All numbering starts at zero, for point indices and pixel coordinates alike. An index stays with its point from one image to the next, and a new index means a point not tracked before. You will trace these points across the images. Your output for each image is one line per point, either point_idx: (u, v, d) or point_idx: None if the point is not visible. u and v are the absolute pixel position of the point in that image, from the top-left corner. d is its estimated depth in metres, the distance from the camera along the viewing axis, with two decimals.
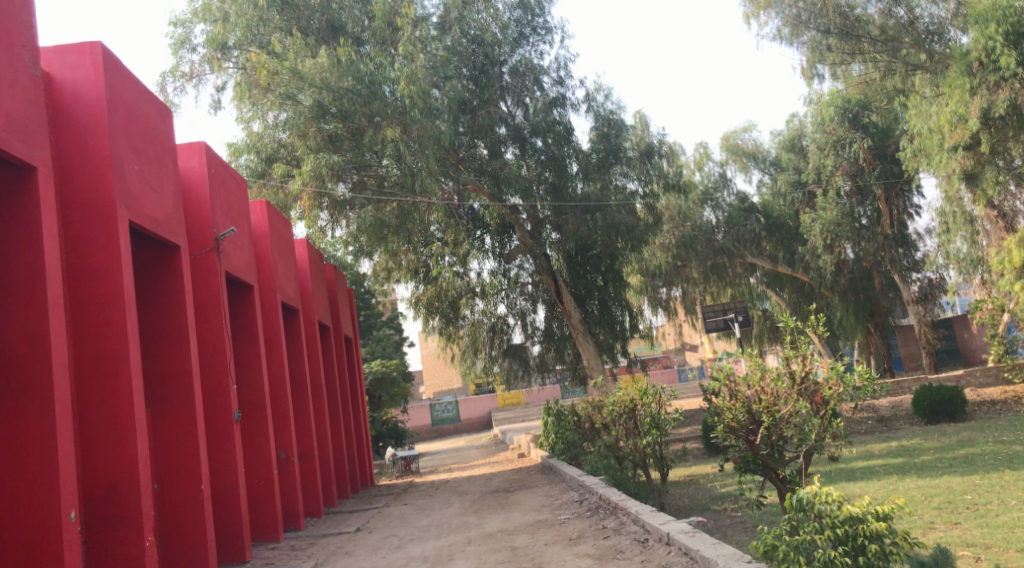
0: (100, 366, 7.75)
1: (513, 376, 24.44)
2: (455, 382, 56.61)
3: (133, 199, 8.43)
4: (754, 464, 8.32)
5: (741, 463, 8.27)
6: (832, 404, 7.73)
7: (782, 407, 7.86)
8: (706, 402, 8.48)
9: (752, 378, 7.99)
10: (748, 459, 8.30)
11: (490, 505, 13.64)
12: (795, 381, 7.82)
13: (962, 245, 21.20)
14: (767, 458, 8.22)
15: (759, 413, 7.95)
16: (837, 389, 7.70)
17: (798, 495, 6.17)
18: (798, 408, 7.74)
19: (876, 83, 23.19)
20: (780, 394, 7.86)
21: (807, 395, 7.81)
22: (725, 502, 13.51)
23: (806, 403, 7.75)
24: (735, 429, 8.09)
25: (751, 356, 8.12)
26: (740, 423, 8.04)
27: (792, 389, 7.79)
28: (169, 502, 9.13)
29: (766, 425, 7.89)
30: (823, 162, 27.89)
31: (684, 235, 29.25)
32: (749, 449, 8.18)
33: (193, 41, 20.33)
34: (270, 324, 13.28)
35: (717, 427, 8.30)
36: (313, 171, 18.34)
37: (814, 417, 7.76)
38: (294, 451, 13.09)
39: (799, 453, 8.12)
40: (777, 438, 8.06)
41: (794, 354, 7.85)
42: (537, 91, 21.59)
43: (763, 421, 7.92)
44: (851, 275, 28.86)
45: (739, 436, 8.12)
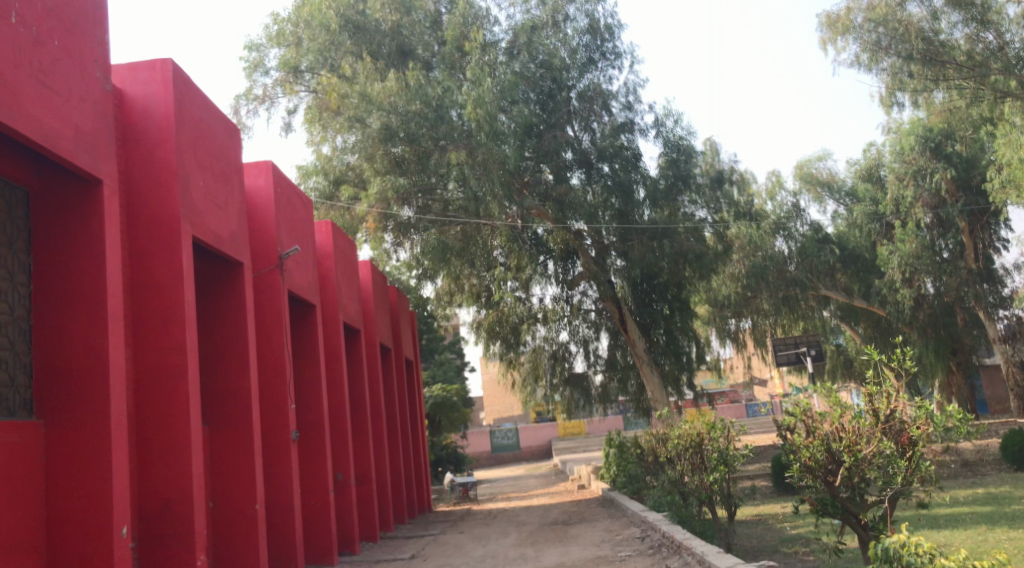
0: (158, 381, 7.65)
1: (574, 405, 24.10)
2: (516, 409, 56.18)
3: (197, 214, 8.37)
4: (830, 507, 7.79)
5: (817, 505, 7.82)
6: (919, 446, 7.20)
7: (864, 446, 7.37)
8: (779, 438, 7.99)
9: (833, 414, 7.50)
10: (824, 500, 7.78)
11: (548, 537, 13.23)
12: (878, 420, 7.32)
13: None
14: (847, 501, 7.73)
15: (839, 453, 7.47)
16: (926, 429, 7.07)
17: (884, 543, 5.66)
18: (881, 448, 7.23)
19: (961, 112, 22.34)
20: (860, 432, 7.37)
21: (893, 434, 7.29)
22: (796, 546, 12.90)
23: (890, 443, 7.23)
24: (814, 470, 7.59)
25: (828, 390, 7.65)
26: (818, 463, 7.55)
27: (876, 427, 7.30)
28: (224, 521, 8.98)
29: (846, 466, 7.42)
30: (902, 193, 26.68)
31: (755, 264, 28.09)
32: (827, 490, 7.67)
33: (266, 65, 20.64)
34: (331, 345, 13.20)
35: (792, 465, 7.80)
36: (379, 194, 18.92)
37: (899, 459, 7.23)
38: (351, 473, 12.92)
39: (883, 497, 7.59)
40: (858, 481, 7.59)
41: (877, 390, 7.40)
42: (604, 116, 21.28)
43: (843, 461, 7.45)
44: (931, 311, 27.75)
45: (817, 477, 7.61)
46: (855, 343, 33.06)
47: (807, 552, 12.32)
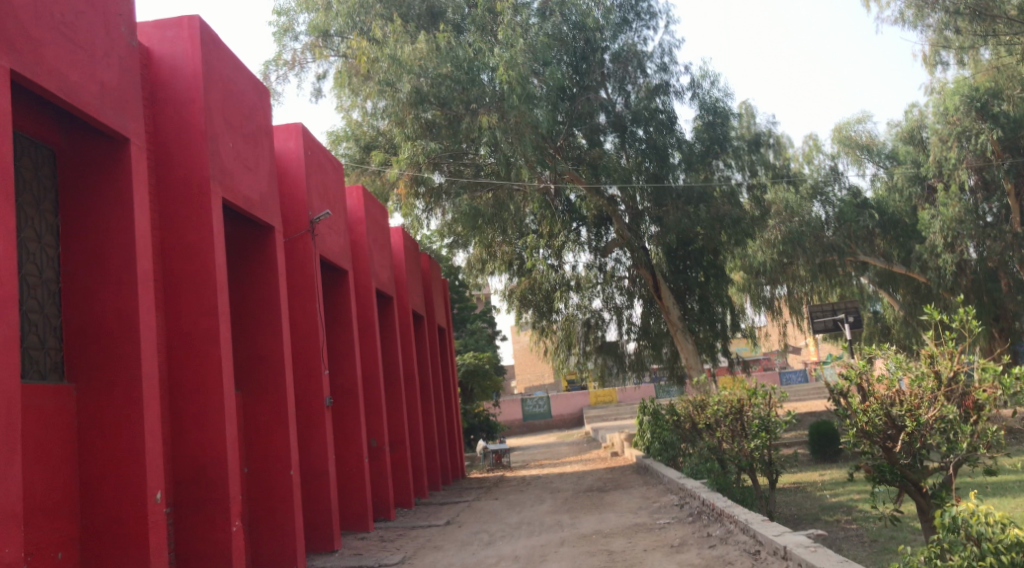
0: (190, 345, 7.52)
1: (608, 373, 23.71)
2: (547, 377, 56.22)
3: (227, 176, 8.18)
4: (889, 473, 7.47)
5: (874, 472, 7.53)
6: (985, 411, 6.98)
7: (926, 411, 7.08)
8: (832, 403, 7.66)
9: (896, 375, 7.21)
10: (884, 467, 7.42)
11: (584, 504, 13.03)
12: (943, 382, 7.01)
13: None
14: (906, 468, 7.43)
15: (900, 418, 7.17)
16: (993, 393, 6.82)
17: (951, 512, 5.35)
18: (944, 412, 6.94)
19: (1009, 70, 21.63)
20: (918, 395, 7.10)
21: (957, 398, 7.03)
22: (839, 514, 12.71)
23: (954, 408, 6.94)
24: (871, 434, 7.29)
25: (890, 352, 7.40)
26: (877, 428, 7.26)
27: (940, 390, 6.98)
28: (259, 487, 8.92)
29: (908, 431, 7.14)
30: (945, 154, 25.79)
31: (792, 230, 27.38)
32: (886, 457, 7.39)
33: (296, 29, 20.37)
34: (364, 311, 13.06)
35: (847, 430, 7.43)
36: (409, 159, 18.48)
37: (963, 425, 6.94)
38: (385, 439, 12.83)
39: (945, 464, 7.24)
40: (919, 447, 7.26)
41: (938, 351, 7.14)
42: (640, 77, 20.76)
43: (905, 426, 7.13)
44: (975, 277, 26.89)
45: (874, 443, 7.32)
46: (893, 311, 32.48)
47: (850, 521, 12.05)
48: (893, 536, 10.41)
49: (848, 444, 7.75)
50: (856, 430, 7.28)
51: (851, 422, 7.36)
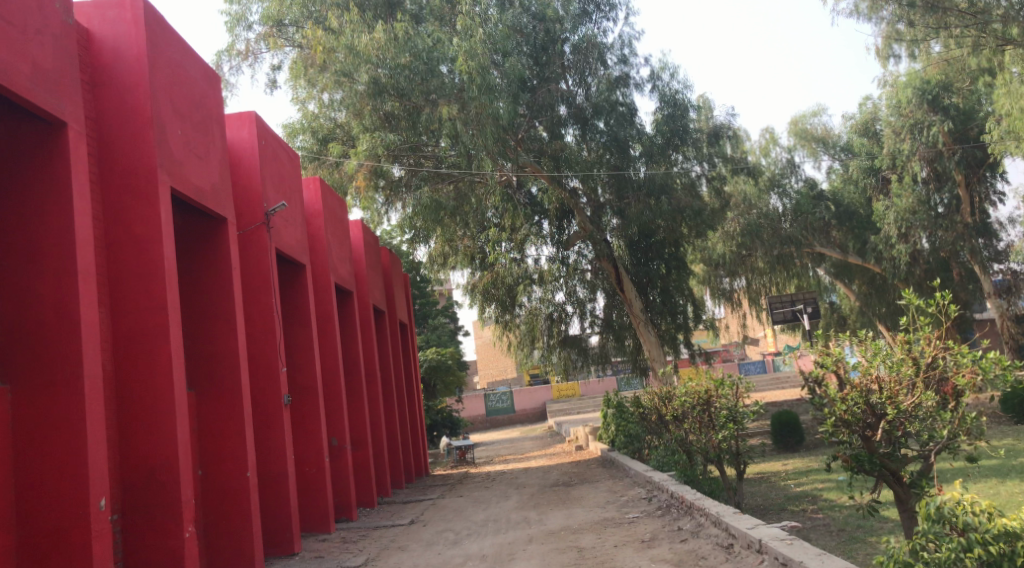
0: (138, 343, 7.14)
1: (572, 366, 23.54)
2: (509, 372, 56.06)
3: (176, 165, 7.80)
4: (867, 464, 7.28)
5: (851, 462, 7.33)
6: (963, 397, 6.85)
7: (905, 398, 7.03)
8: (807, 393, 7.62)
9: (873, 362, 7.14)
10: (862, 456, 7.25)
11: (551, 500, 12.83)
12: (920, 368, 6.94)
13: None
14: (886, 458, 7.31)
15: (879, 406, 7.09)
16: (972, 379, 6.70)
17: (935, 502, 5.22)
18: (922, 400, 6.91)
19: (959, 63, 22.03)
20: (893, 382, 7.04)
21: (935, 385, 6.94)
22: (804, 504, 12.71)
23: (932, 395, 6.91)
24: (850, 424, 7.16)
25: (867, 342, 7.32)
26: (856, 417, 7.14)
27: (919, 377, 6.90)
28: (214, 491, 8.56)
29: (888, 419, 7.04)
30: (899, 147, 25.99)
31: (750, 223, 27.69)
32: (865, 447, 7.25)
33: (249, 19, 19.81)
34: (323, 306, 12.71)
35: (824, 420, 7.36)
36: (368, 151, 18.20)
37: (942, 412, 6.90)
38: (346, 438, 12.51)
39: (923, 453, 7.24)
40: (898, 434, 7.21)
41: (914, 338, 7.01)
42: (600, 70, 20.43)
43: (885, 415, 7.07)
44: (927, 267, 27.55)
45: (853, 431, 7.20)
46: (850, 301, 32.86)
47: (816, 510, 12.05)
48: (861, 524, 10.40)
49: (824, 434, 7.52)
50: (835, 419, 7.18)
51: (829, 411, 7.25)
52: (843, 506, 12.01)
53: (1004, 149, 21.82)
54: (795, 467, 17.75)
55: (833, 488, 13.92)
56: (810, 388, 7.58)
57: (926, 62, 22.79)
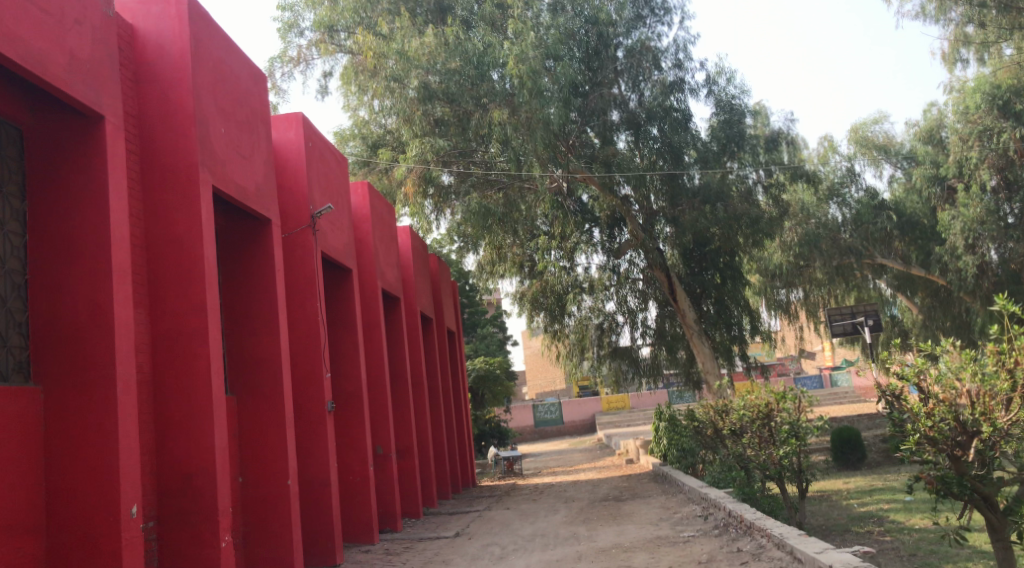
0: (176, 345, 6.91)
1: (623, 377, 22.94)
2: (558, 383, 55.42)
3: (219, 164, 7.58)
4: (955, 486, 6.74)
5: (936, 485, 6.80)
6: None
7: (1001, 415, 6.40)
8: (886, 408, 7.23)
9: (962, 372, 6.53)
10: (949, 479, 6.71)
11: (601, 515, 12.35)
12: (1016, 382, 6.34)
13: None
14: (976, 481, 6.77)
15: (971, 424, 6.54)
16: None
17: None
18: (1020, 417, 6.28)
19: None
20: (984, 393, 6.44)
21: None
22: (869, 526, 12.02)
23: None
24: (937, 442, 6.68)
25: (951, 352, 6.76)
26: (944, 435, 6.65)
27: (1017, 392, 6.27)
28: (255, 499, 8.31)
29: (982, 437, 6.48)
30: (966, 154, 25.01)
31: (808, 233, 27.21)
32: (953, 468, 6.74)
33: (301, 25, 19.76)
34: (369, 312, 12.45)
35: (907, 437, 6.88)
36: (418, 156, 17.94)
37: None
38: (392, 446, 12.22)
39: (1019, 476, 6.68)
40: (994, 455, 6.62)
41: (1008, 347, 6.43)
42: (655, 73, 19.91)
43: (979, 433, 6.50)
44: (996, 280, 26.11)
45: (940, 450, 6.73)
46: (912, 315, 31.64)
47: (884, 533, 11.38)
48: (934, 551, 9.73)
49: (906, 453, 7.07)
50: (919, 436, 6.71)
51: (913, 428, 6.79)
52: (912, 530, 11.30)
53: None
54: (858, 486, 16.95)
55: (900, 510, 13.19)
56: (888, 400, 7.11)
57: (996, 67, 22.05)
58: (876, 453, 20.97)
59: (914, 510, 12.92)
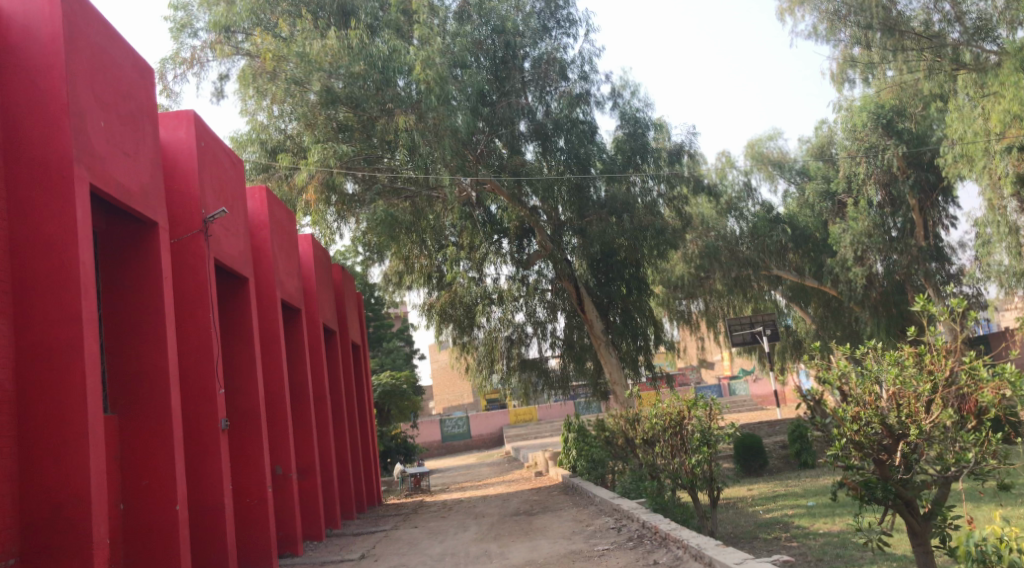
0: (45, 360, 6.26)
1: (533, 389, 22.87)
2: (465, 397, 55.05)
3: (98, 161, 6.95)
4: (879, 491, 6.75)
5: (861, 491, 6.76)
6: (984, 415, 6.41)
7: (924, 417, 6.44)
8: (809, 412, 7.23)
9: (882, 374, 6.56)
10: (873, 483, 6.71)
11: (512, 531, 12.02)
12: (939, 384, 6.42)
13: (1004, 256, 20.13)
14: (900, 487, 6.76)
15: (898, 428, 6.50)
16: (994, 395, 6.26)
17: (974, 539, 4.92)
18: (943, 418, 6.34)
19: (910, 88, 22.31)
20: (908, 394, 6.47)
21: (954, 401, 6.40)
22: (777, 532, 12.10)
23: (952, 412, 6.35)
24: (864, 446, 6.60)
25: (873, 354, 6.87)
26: (871, 439, 6.58)
27: (938, 393, 6.37)
28: (138, 528, 7.65)
29: (908, 440, 6.47)
30: (855, 170, 25.89)
31: (707, 245, 27.84)
32: (878, 473, 6.71)
33: (195, 25, 18.83)
34: (268, 324, 11.83)
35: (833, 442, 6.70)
36: (320, 161, 17.13)
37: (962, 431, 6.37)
38: (293, 466, 11.61)
39: (940, 482, 6.73)
40: (916, 459, 6.63)
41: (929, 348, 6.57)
42: (561, 84, 20.01)
43: (902, 436, 6.50)
44: (883, 290, 26.93)
45: (865, 455, 6.64)
46: (807, 324, 32.65)
47: (790, 538, 11.44)
48: (840, 555, 9.82)
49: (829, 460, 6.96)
50: (845, 440, 6.56)
51: (838, 432, 6.65)
52: (817, 534, 11.42)
53: (956, 173, 21.27)
54: (761, 493, 17.18)
55: (805, 515, 13.36)
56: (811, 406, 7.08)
57: (879, 86, 22.86)
58: (777, 459, 21.41)
59: (819, 515, 13.12)
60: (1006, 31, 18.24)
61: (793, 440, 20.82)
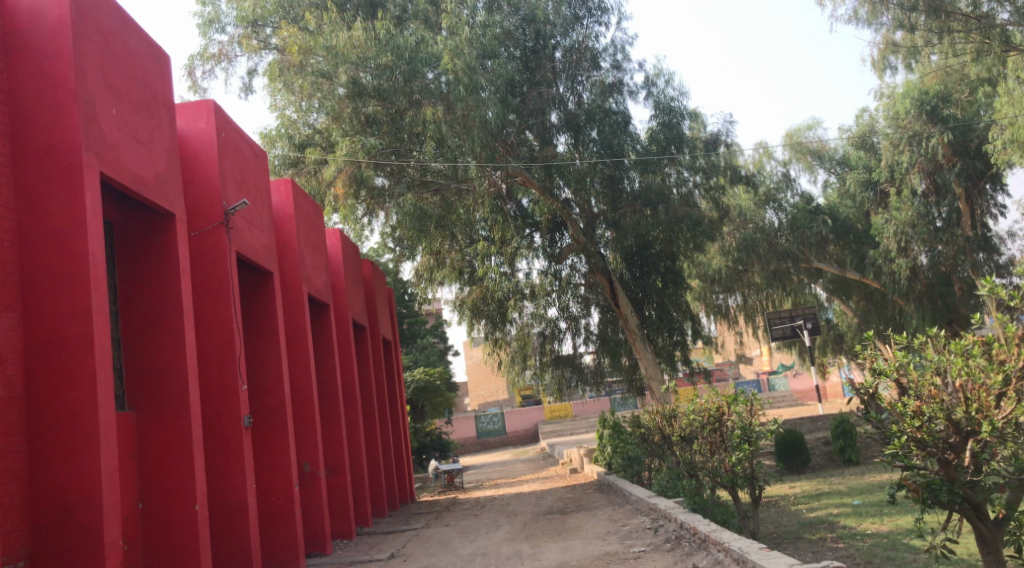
0: (54, 356, 6.03)
1: (566, 385, 22.38)
2: (501, 393, 54.80)
3: (110, 149, 6.71)
4: (944, 494, 6.23)
5: (923, 493, 6.28)
6: None
7: (997, 413, 5.91)
8: (862, 410, 6.74)
9: (943, 366, 6.20)
10: (937, 485, 6.23)
11: (545, 530, 11.64)
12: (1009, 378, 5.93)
13: None
14: (968, 490, 6.25)
15: (966, 425, 6.04)
16: None
17: None
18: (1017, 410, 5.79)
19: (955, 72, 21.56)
20: (977, 388, 5.98)
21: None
22: (822, 532, 11.59)
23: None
24: (927, 444, 6.18)
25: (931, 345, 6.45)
26: (935, 436, 6.16)
27: (1012, 386, 5.88)
28: (157, 529, 7.43)
29: (978, 439, 6.03)
30: (897, 159, 24.86)
31: (746, 237, 27.08)
32: (943, 474, 6.25)
33: (222, 20, 18.64)
34: (293, 319, 11.59)
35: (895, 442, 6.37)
36: (348, 156, 17.09)
37: None
38: (320, 463, 11.38)
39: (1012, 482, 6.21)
40: (986, 458, 6.10)
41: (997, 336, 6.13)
42: (593, 72, 19.68)
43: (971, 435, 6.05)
44: (927, 282, 26.12)
45: (930, 454, 6.20)
46: (848, 318, 31.83)
47: (836, 539, 10.94)
48: (891, 558, 9.33)
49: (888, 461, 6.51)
50: (907, 437, 6.21)
51: (898, 429, 6.29)
52: (866, 535, 10.90)
53: (1005, 159, 20.50)
54: (804, 491, 16.65)
55: (851, 515, 12.83)
56: (864, 401, 6.74)
57: (923, 71, 22.27)
58: (819, 456, 20.82)
59: (866, 515, 12.59)
60: None
61: (836, 437, 20.26)
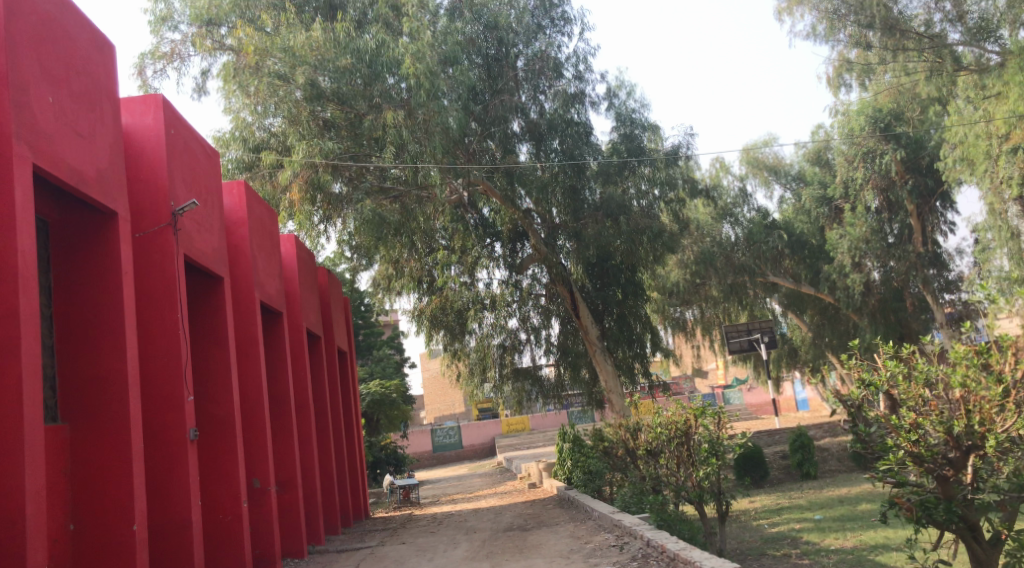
0: None
1: (526, 398, 22.03)
2: (456, 407, 54.19)
3: (45, 140, 6.26)
4: (940, 512, 6.32)
5: (917, 511, 6.37)
6: None
7: (997, 425, 5.94)
8: (851, 426, 6.83)
9: (935, 378, 6.23)
10: (930, 503, 6.31)
11: (505, 548, 11.26)
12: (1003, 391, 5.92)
13: (1003, 262, 19.69)
14: (965, 508, 6.33)
15: (965, 438, 6.06)
16: None
17: None
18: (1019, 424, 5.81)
19: (908, 91, 21.78)
20: (978, 399, 6.01)
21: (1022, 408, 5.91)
22: (785, 548, 11.42)
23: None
24: (925, 459, 6.21)
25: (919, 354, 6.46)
26: (932, 450, 6.20)
27: (1008, 398, 5.88)
28: (91, 550, 6.93)
29: (977, 453, 6.05)
30: (851, 175, 25.24)
31: (704, 251, 26.99)
32: (939, 492, 6.34)
33: (175, 18, 18.04)
34: (246, 326, 11.09)
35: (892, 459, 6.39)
36: (305, 159, 16.48)
37: None
38: (271, 478, 10.88)
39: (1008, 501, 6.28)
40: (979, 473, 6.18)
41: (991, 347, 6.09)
42: (557, 81, 19.21)
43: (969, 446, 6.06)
44: (881, 297, 26.36)
45: (928, 469, 6.24)
46: (802, 332, 31.99)
47: (801, 555, 10.76)
48: None
49: (882, 478, 6.58)
50: (904, 452, 6.22)
51: (895, 443, 6.32)
52: (830, 551, 10.72)
53: (957, 176, 20.71)
54: (763, 506, 16.50)
55: (812, 530, 12.68)
56: (852, 414, 6.83)
57: (876, 90, 22.16)
58: (777, 470, 20.71)
59: (828, 529, 12.48)
60: (1008, 32, 17.73)
61: (794, 450, 20.26)
